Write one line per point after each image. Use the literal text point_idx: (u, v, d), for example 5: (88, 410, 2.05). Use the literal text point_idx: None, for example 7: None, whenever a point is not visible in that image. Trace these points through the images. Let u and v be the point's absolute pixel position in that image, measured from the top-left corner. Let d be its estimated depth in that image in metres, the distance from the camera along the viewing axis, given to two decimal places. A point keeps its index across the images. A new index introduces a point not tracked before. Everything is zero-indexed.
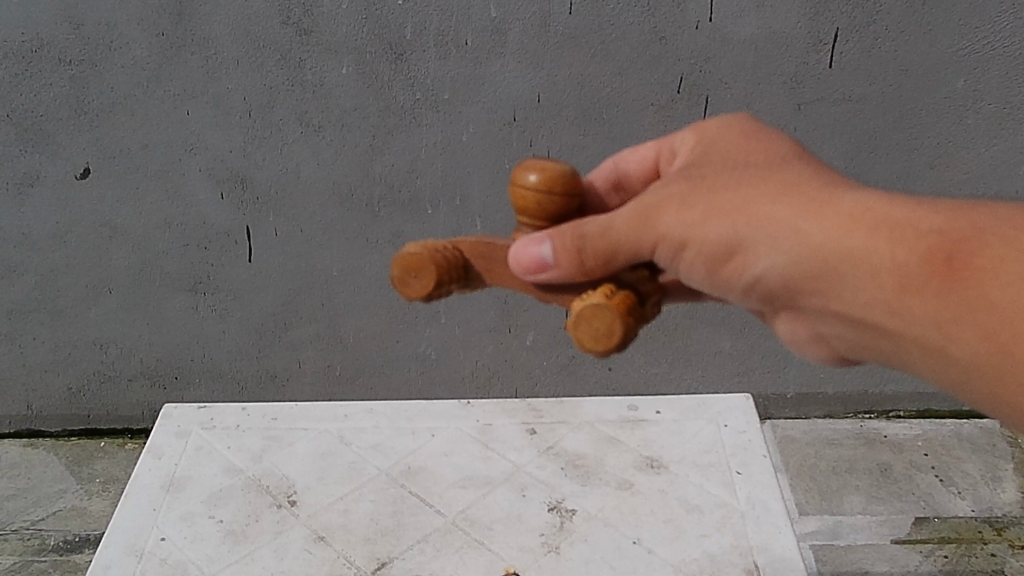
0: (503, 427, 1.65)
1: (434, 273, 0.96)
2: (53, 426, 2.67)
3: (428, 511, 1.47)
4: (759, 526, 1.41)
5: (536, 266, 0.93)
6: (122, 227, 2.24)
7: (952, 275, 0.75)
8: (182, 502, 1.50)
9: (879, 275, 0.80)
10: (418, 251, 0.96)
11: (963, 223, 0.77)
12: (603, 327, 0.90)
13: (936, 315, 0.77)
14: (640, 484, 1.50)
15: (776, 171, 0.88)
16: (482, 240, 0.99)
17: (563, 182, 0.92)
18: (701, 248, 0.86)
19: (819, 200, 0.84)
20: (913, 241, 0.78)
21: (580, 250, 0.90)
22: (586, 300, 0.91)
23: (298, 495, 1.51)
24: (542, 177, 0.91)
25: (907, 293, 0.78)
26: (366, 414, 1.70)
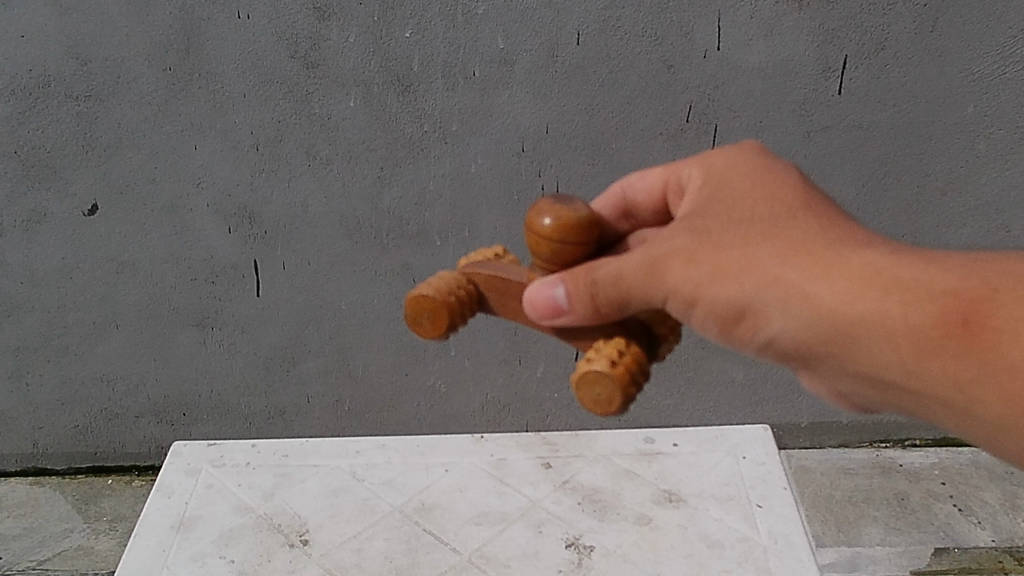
0: (517, 461, 1.62)
1: (447, 315, 0.95)
2: (60, 463, 2.65)
3: (443, 549, 1.44)
4: (782, 560, 1.38)
5: (551, 310, 0.92)
6: (130, 263, 2.23)
7: (970, 336, 0.74)
8: (193, 542, 1.47)
9: (894, 338, 0.78)
10: (430, 292, 0.95)
11: (975, 281, 0.76)
12: (603, 395, 0.88)
13: (956, 377, 0.76)
14: (659, 519, 1.48)
15: (786, 221, 0.85)
16: (497, 273, 0.98)
17: (580, 228, 0.90)
18: (710, 307, 0.84)
19: (831, 258, 0.81)
20: (926, 302, 0.77)
21: (594, 297, 0.89)
22: (588, 364, 0.88)
23: (311, 533, 1.48)
24: (556, 223, 0.90)
25: (925, 357, 0.77)
26: (378, 449, 1.67)
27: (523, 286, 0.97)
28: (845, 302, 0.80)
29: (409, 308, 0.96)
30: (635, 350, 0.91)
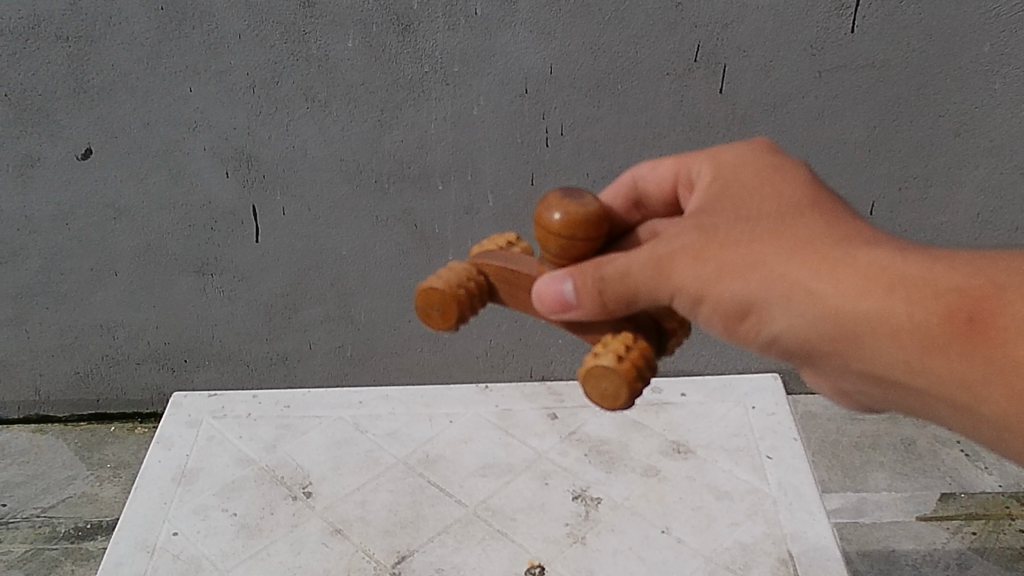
0: (522, 412, 1.60)
1: (456, 308, 0.92)
2: (62, 410, 2.63)
3: (448, 502, 1.43)
4: (792, 513, 1.37)
5: (558, 305, 0.88)
6: (127, 208, 2.18)
7: (976, 334, 0.73)
8: (195, 494, 1.46)
9: (901, 336, 0.76)
10: (439, 285, 0.92)
11: (982, 279, 0.75)
12: (609, 390, 0.84)
13: (961, 375, 0.74)
14: (667, 471, 1.45)
15: (792, 221, 0.84)
16: (508, 265, 0.94)
17: (590, 223, 0.86)
18: (717, 305, 0.82)
19: (840, 257, 0.80)
20: (933, 299, 0.75)
21: (600, 293, 0.85)
22: (596, 359, 0.85)
23: (314, 485, 1.46)
24: (564, 219, 0.85)
25: (931, 355, 0.75)
26: (381, 400, 1.64)
27: (532, 278, 0.93)
28: (852, 300, 0.78)
29: (419, 300, 0.94)
30: (643, 346, 0.87)
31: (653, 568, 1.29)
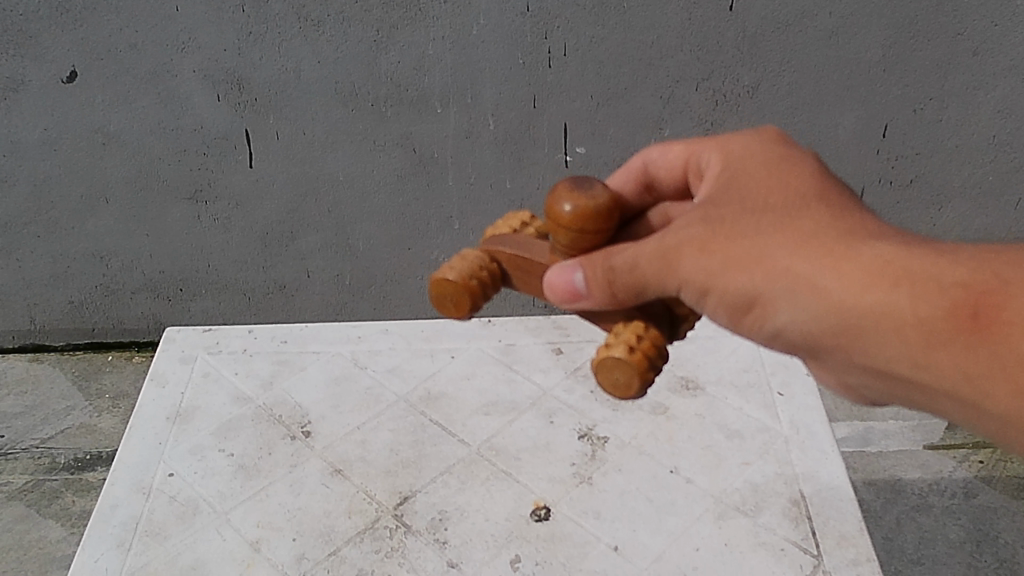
0: (526, 347, 1.55)
1: (468, 297, 0.89)
2: (57, 340, 2.60)
3: (450, 441, 1.39)
4: (804, 452, 1.33)
5: (569, 295, 0.85)
6: (115, 133, 2.11)
7: (980, 329, 0.71)
8: (190, 434, 1.42)
9: (904, 330, 0.74)
10: (451, 275, 0.89)
11: (986, 274, 0.72)
12: (622, 380, 0.81)
13: (964, 368, 0.72)
14: (676, 409, 1.41)
15: (797, 211, 0.81)
16: (520, 251, 0.90)
17: (604, 215, 0.83)
18: (725, 297, 0.79)
19: (846, 249, 0.77)
20: (937, 293, 0.73)
21: (610, 283, 0.82)
22: (607, 350, 0.82)
23: (312, 424, 1.43)
24: (575, 211, 0.82)
25: (935, 349, 0.73)
26: (381, 335, 1.59)
27: (545, 265, 0.89)
28: (857, 294, 0.75)
29: (432, 289, 0.91)
30: (656, 334, 0.83)
31: (661, 510, 1.27)
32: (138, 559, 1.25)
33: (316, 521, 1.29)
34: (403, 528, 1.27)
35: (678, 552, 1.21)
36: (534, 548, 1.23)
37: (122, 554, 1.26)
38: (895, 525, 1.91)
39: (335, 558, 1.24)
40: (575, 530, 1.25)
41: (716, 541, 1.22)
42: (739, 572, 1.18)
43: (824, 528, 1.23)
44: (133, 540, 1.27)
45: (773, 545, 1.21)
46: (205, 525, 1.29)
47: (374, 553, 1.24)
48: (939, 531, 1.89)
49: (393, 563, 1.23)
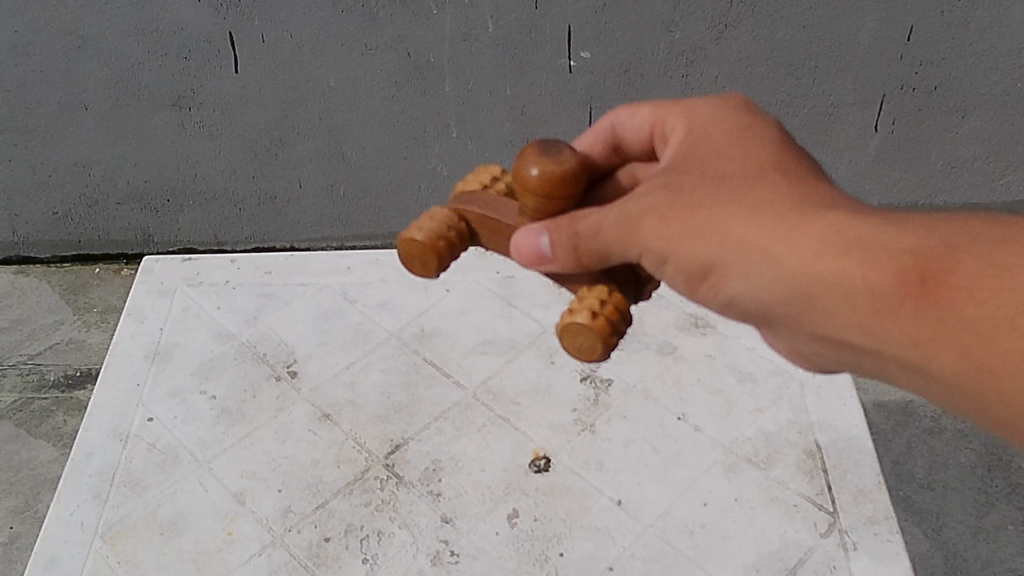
0: (527, 280, 1.46)
1: (438, 258, 0.82)
2: (43, 252, 2.24)
3: (445, 383, 1.31)
4: (820, 399, 1.26)
5: (535, 258, 0.79)
6: (90, 32, 1.73)
7: (925, 292, 0.61)
8: (170, 374, 1.34)
9: (854, 297, 0.64)
10: (419, 234, 0.82)
11: (936, 239, 0.62)
12: (585, 346, 0.76)
13: (912, 336, 0.62)
14: (684, 349, 1.33)
15: (753, 173, 0.72)
16: (490, 208, 0.83)
17: (573, 180, 0.76)
18: (679, 265, 0.71)
19: (795, 216, 0.68)
20: (887, 258, 0.63)
21: (575, 248, 0.75)
22: (570, 314, 0.76)
23: (299, 364, 1.35)
24: (542, 177, 0.75)
25: (883, 316, 0.63)
26: (371, 265, 1.50)
27: (514, 223, 0.82)
28: (802, 262, 0.66)
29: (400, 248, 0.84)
30: (621, 298, 0.77)
31: (668, 461, 1.20)
32: (116, 512, 1.19)
33: (304, 471, 1.22)
34: (395, 479, 1.21)
35: (685, 507, 1.15)
36: (533, 502, 1.17)
37: (98, 506, 1.20)
38: None
39: (323, 512, 1.18)
40: (577, 482, 1.19)
41: (725, 495, 1.16)
42: (748, 530, 1.12)
43: (839, 482, 1.17)
44: (110, 491, 1.21)
45: (785, 500, 1.15)
46: (186, 474, 1.23)
47: (364, 507, 1.18)
48: None
49: (385, 517, 1.17)
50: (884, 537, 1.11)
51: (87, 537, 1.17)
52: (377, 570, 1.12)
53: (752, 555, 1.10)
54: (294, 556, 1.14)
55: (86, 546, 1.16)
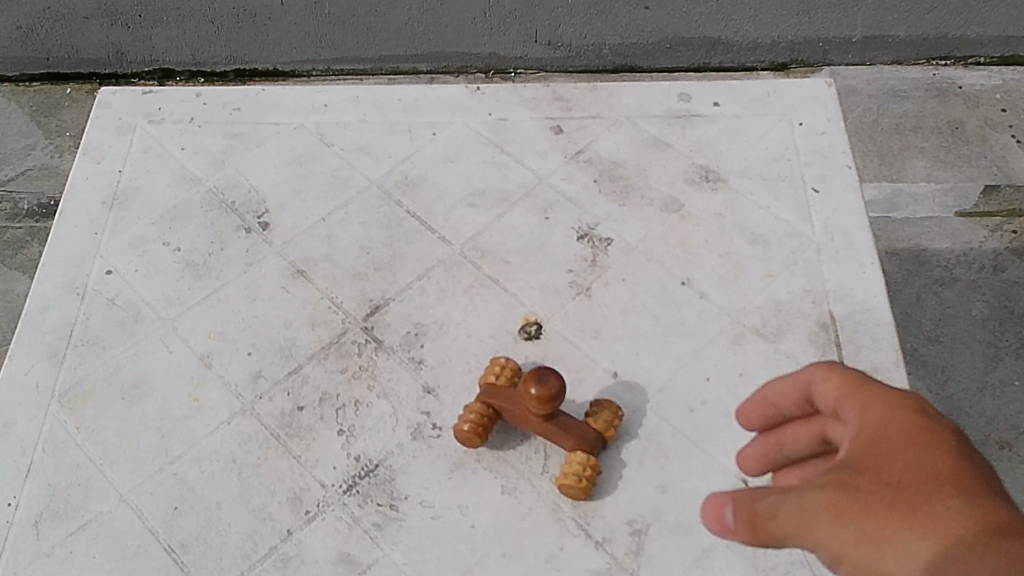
0: (522, 124, 1.32)
1: (481, 442, 1.00)
2: (11, 70, 1.93)
3: (429, 239, 1.20)
4: (838, 265, 1.15)
5: (719, 524, 0.59)
6: None
7: (895, 503, 0.49)
8: (130, 222, 1.24)
9: (819, 515, 0.51)
10: (463, 435, 1.00)
11: (937, 461, 0.50)
12: (572, 485, 0.97)
13: (856, 554, 0.48)
14: (692, 206, 1.22)
15: (922, 492, 0.48)
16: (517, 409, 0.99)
17: (559, 401, 0.96)
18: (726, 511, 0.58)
19: (896, 504, 0.49)
20: (873, 480, 0.51)
21: (756, 526, 0.56)
22: (560, 480, 0.98)
23: (271, 214, 1.24)
24: (535, 400, 0.95)
25: (836, 531, 0.50)
26: (351, 103, 1.36)
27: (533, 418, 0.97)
28: (849, 542, 0.49)
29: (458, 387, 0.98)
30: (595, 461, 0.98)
31: (669, 331, 1.11)
32: (74, 374, 1.11)
33: (275, 334, 1.13)
34: (374, 344, 1.12)
35: (685, 382, 1.07)
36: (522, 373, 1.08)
37: (56, 368, 1.12)
38: None
39: (296, 379, 1.10)
40: (570, 351, 1.10)
41: (729, 371, 1.08)
42: None
43: (853, 359, 1.08)
44: (67, 351, 1.13)
45: None
46: (148, 334, 1.14)
47: (340, 374, 1.10)
48: None
49: (362, 385, 1.09)
50: None
51: (44, 401, 1.09)
52: (354, 444, 1.05)
53: None
54: (266, 426, 1.07)
55: (44, 411, 1.09)
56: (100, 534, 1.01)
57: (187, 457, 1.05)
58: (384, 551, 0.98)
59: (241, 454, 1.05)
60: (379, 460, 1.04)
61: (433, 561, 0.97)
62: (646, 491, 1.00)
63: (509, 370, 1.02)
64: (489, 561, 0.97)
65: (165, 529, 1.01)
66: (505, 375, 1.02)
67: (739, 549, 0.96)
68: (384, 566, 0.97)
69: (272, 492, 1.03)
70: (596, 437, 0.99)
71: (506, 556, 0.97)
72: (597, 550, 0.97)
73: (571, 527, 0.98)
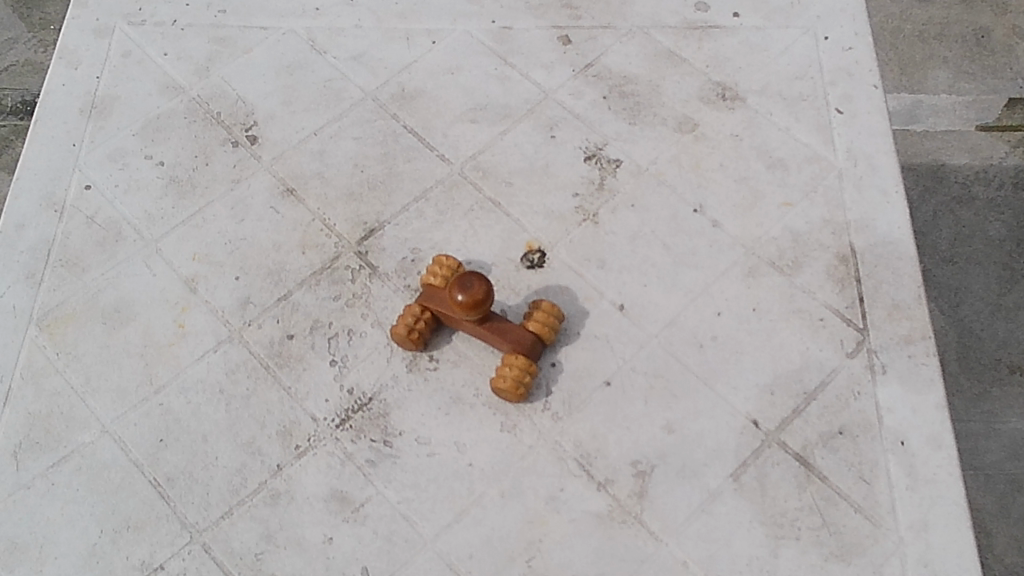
0: (527, 33, 1.24)
1: (416, 343, 0.98)
2: None
3: (427, 157, 1.14)
4: (861, 194, 1.08)
5: None
6: None
7: None
8: (110, 134, 1.17)
9: None
10: (398, 336, 0.98)
11: None
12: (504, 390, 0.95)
13: None
14: (707, 127, 1.15)
15: None
16: (448, 309, 0.96)
17: (488, 304, 0.93)
18: None
19: None
20: None
21: None
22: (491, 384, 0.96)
23: (259, 128, 1.17)
24: (460, 304, 0.92)
25: None
26: (345, 8, 1.27)
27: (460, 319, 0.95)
28: None
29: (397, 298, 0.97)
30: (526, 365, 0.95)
31: (680, 262, 1.05)
32: (53, 296, 1.06)
33: (264, 257, 1.07)
34: (368, 270, 1.06)
35: (695, 317, 1.02)
36: (523, 302, 1.03)
37: (33, 289, 1.06)
38: (931, 220, 1.72)
39: (287, 306, 1.04)
40: (575, 281, 1.04)
41: (743, 305, 1.02)
42: (766, 346, 1.00)
43: (873, 296, 1.02)
44: (45, 272, 1.07)
45: (811, 314, 1.01)
46: (131, 254, 1.08)
47: (333, 301, 1.04)
48: (978, 227, 1.71)
49: (356, 314, 1.03)
50: (918, 361, 0.98)
51: (21, 324, 1.04)
52: (347, 376, 1.00)
53: (766, 375, 0.98)
54: (255, 355, 1.02)
55: (21, 335, 1.04)
56: (82, 466, 0.97)
57: (172, 386, 1.01)
58: (377, 489, 0.94)
59: (228, 384, 1.00)
60: (373, 393, 0.99)
61: (428, 500, 0.93)
62: (652, 431, 0.96)
63: (446, 271, 0.99)
64: (487, 501, 0.93)
65: (150, 462, 0.97)
66: (443, 275, 0.99)
67: (747, 494, 0.92)
68: (377, 505, 0.93)
69: (260, 425, 0.98)
70: (533, 340, 0.96)
71: (504, 497, 0.93)
72: (599, 492, 0.93)
73: (572, 468, 0.94)
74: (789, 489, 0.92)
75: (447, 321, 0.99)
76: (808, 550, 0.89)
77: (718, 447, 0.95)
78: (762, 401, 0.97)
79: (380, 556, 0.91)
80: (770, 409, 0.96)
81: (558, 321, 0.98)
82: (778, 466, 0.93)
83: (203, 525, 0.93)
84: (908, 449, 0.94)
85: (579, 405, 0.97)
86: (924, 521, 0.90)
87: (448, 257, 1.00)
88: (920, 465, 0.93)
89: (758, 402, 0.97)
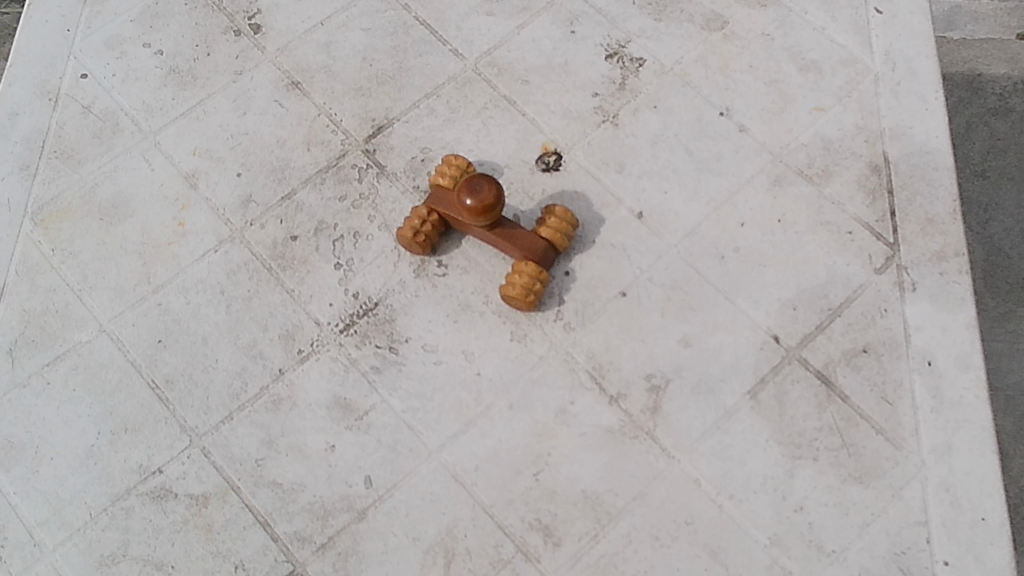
0: None
1: (423, 248, 0.94)
2: None
3: (440, 52, 1.07)
4: (898, 100, 1.02)
5: None
6: None
7: None
8: (108, 21, 1.11)
9: None
10: (403, 240, 0.94)
11: None
12: (513, 300, 0.91)
13: None
14: (737, 25, 1.08)
15: None
16: (455, 214, 0.92)
17: (497, 209, 0.88)
18: None
19: None
20: None
21: None
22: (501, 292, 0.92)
23: (264, 17, 1.11)
24: (468, 210, 0.87)
25: None
26: None
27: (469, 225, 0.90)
28: None
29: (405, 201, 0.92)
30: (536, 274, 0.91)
31: (703, 168, 1.00)
32: (48, 189, 1.02)
33: (267, 153, 1.03)
34: (376, 170, 1.01)
35: (717, 227, 0.97)
36: (537, 208, 0.98)
37: (28, 181, 1.02)
38: (963, 131, 1.59)
39: (290, 206, 1.00)
40: (592, 187, 0.99)
41: (768, 215, 0.97)
42: (791, 258, 0.95)
43: (906, 208, 0.96)
44: (40, 163, 1.03)
45: (839, 226, 0.96)
46: (128, 148, 1.04)
47: (338, 202, 1.00)
48: (1013, 140, 1.57)
49: (362, 216, 0.99)
50: (950, 279, 0.93)
51: (16, 218, 1.00)
52: (353, 280, 0.96)
53: (790, 289, 0.94)
54: (257, 256, 0.98)
55: (16, 229, 1.00)
56: (79, 364, 0.94)
57: (172, 286, 0.97)
58: (381, 397, 0.91)
59: (230, 285, 0.97)
60: (380, 297, 0.95)
61: (433, 410, 0.90)
62: (667, 345, 0.92)
63: (455, 174, 0.94)
64: (494, 413, 0.90)
65: (149, 363, 0.94)
66: (452, 175, 0.94)
67: (764, 412, 0.89)
68: (381, 413, 0.91)
69: (262, 328, 0.95)
70: (545, 247, 0.92)
71: (512, 409, 0.90)
72: (611, 406, 0.90)
73: (583, 380, 0.91)
74: (808, 408, 0.89)
75: (456, 225, 0.95)
76: (826, 471, 0.86)
77: (736, 363, 0.91)
78: (784, 316, 0.93)
79: (383, 465, 0.89)
80: (793, 325, 0.92)
81: (570, 227, 0.93)
82: (798, 384, 0.90)
83: (203, 430, 0.91)
84: (935, 369, 0.89)
85: (593, 316, 0.93)
86: (948, 445, 0.86)
87: (458, 157, 0.95)
88: (947, 386, 0.89)
89: (780, 317, 0.93)
